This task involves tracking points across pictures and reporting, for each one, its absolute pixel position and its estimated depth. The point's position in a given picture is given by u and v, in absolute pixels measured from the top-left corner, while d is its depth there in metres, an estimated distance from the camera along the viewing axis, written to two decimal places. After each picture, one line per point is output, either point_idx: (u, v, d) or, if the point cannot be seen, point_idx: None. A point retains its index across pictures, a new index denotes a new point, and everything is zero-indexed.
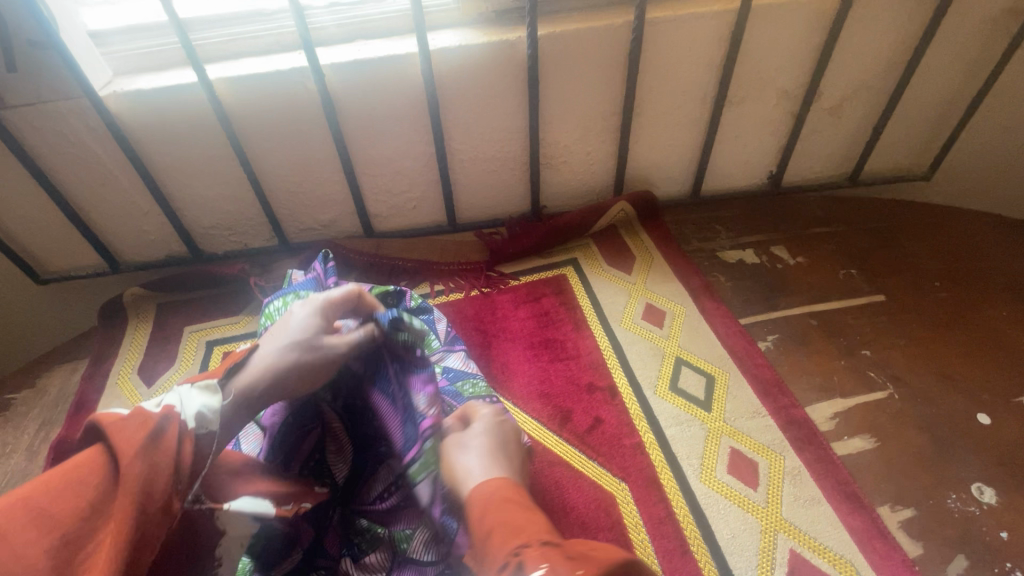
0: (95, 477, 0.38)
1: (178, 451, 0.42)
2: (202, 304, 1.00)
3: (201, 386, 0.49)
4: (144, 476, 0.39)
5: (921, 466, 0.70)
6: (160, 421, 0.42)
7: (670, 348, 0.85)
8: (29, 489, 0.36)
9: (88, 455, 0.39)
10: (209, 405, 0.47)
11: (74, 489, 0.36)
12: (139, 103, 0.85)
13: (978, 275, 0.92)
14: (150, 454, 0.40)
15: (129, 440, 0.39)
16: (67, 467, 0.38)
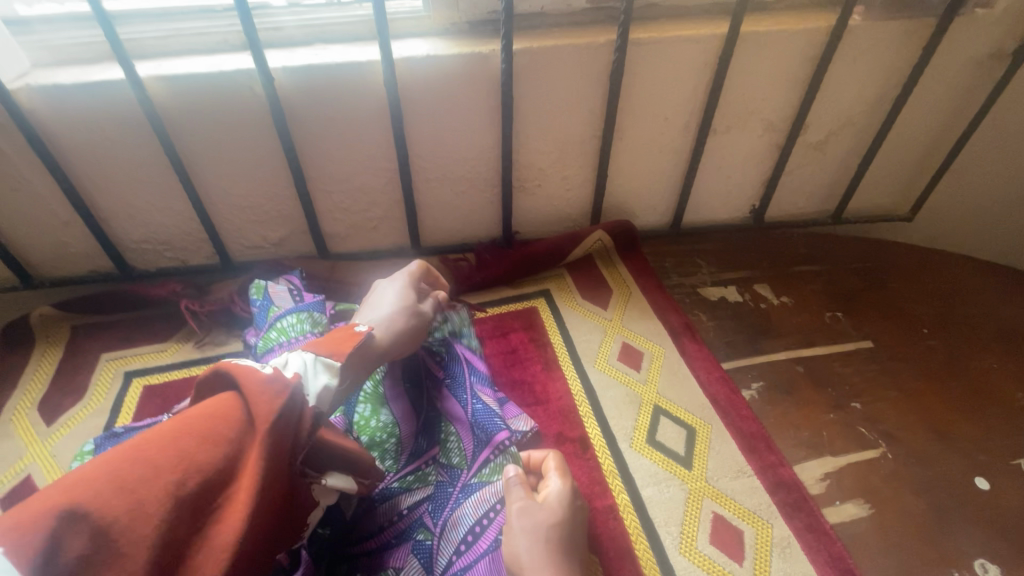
0: (227, 432, 0.37)
1: (298, 428, 0.41)
2: (124, 329, 0.88)
3: (325, 362, 0.49)
4: (271, 450, 0.37)
5: (918, 539, 0.63)
6: (290, 395, 0.40)
7: (648, 394, 0.77)
8: (177, 428, 0.36)
9: (226, 400, 0.39)
10: (330, 382, 0.48)
11: (206, 442, 0.36)
12: (56, 100, 0.74)
13: (967, 323, 0.87)
14: (279, 420, 0.38)
15: (262, 405, 0.38)
16: (204, 412, 0.37)
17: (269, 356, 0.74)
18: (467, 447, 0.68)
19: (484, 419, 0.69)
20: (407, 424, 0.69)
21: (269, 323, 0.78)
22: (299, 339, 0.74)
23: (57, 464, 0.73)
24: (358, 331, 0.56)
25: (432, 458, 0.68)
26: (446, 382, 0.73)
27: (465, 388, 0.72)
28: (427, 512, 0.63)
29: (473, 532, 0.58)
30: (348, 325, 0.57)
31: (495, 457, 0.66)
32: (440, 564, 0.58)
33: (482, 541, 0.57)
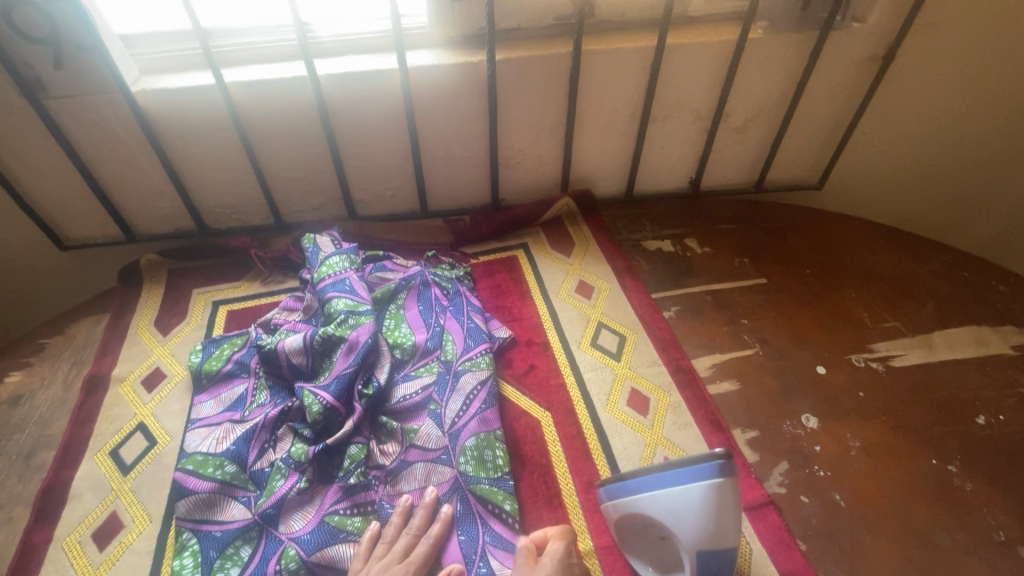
0: None
1: None
2: (209, 271, 1.17)
3: None
4: None
5: (769, 403, 0.92)
6: None
7: (595, 314, 1.07)
8: None
9: None
10: None
11: None
12: (163, 99, 1.02)
13: (841, 265, 1.16)
14: None
15: None
16: None
17: (323, 283, 1.00)
18: (459, 347, 0.97)
19: (475, 333, 0.99)
20: (420, 334, 0.98)
21: (319, 262, 1.05)
22: (342, 272, 1.02)
23: (176, 359, 1.02)
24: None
25: (436, 356, 0.96)
26: (449, 306, 1.04)
27: (463, 309, 1.03)
28: (433, 391, 0.91)
29: (468, 399, 0.90)
30: None
31: (479, 355, 0.95)
32: (448, 421, 0.87)
33: (472, 406, 0.89)
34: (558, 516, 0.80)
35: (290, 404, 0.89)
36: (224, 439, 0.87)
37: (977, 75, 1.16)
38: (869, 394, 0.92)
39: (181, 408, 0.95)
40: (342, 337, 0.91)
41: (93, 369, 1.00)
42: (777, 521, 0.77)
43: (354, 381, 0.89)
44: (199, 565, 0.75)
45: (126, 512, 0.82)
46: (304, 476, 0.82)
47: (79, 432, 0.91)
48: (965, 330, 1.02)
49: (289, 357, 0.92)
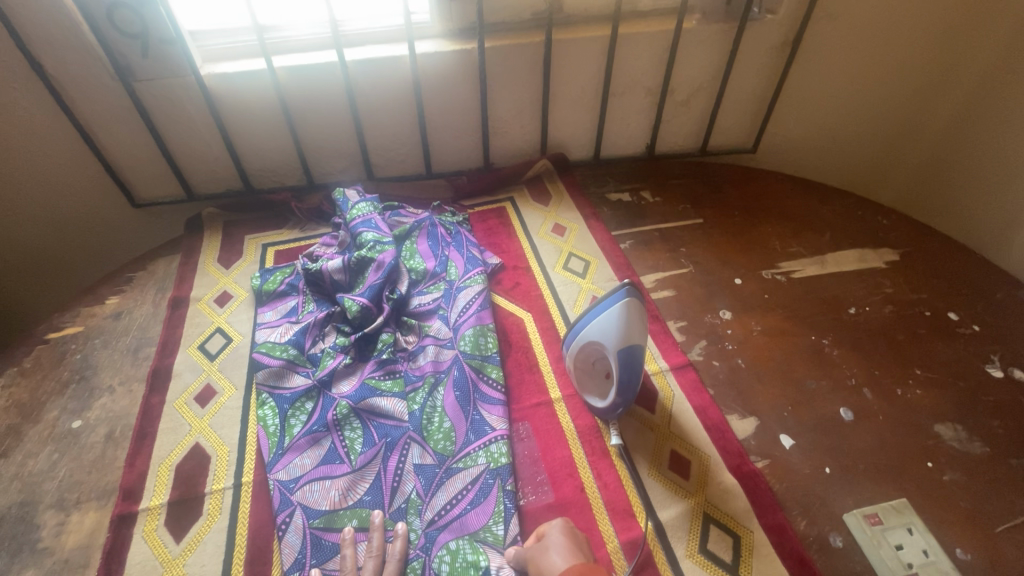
0: None
1: None
2: (257, 222, 1.45)
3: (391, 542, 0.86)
4: None
5: (696, 303, 1.22)
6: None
7: (566, 246, 1.36)
8: None
9: None
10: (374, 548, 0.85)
11: None
12: (225, 81, 1.30)
13: (763, 208, 1.46)
14: None
15: None
16: None
17: (355, 222, 1.28)
18: (460, 268, 1.26)
19: (473, 260, 1.28)
20: (430, 260, 1.27)
21: (349, 207, 1.33)
22: (367, 214, 1.30)
23: (239, 285, 1.30)
24: None
25: (443, 275, 1.25)
26: (452, 241, 1.32)
27: (463, 242, 1.32)
28: (442, 299, 1.20)
29: (468, 303, 1.19)
30: None
31: (473, 276, 1.23)
32: (453, 318, 1.16)
33: (471, 307, 1.18)
34: (535, 378, 1.10)
35: (333, 308, 1.18)
36: (286, 333, 1.16)
37: (867, 56, 1.46)
38: (772, 295, 1.23)
39: (248, 317, 1.23)
40: (371, 258, 1.20)
41: (175, 292, 1.28)
42: (694, 376, 1.07)
43: (380, 291, 1.18)
44: (276, 413, 1.04)
45: (217, 383, 1.10)
46: (348, 355, 1.11)
47: (172, 334, 1.19)
48: (852, 251, 1.32)
49: (331, 275, 1.20)
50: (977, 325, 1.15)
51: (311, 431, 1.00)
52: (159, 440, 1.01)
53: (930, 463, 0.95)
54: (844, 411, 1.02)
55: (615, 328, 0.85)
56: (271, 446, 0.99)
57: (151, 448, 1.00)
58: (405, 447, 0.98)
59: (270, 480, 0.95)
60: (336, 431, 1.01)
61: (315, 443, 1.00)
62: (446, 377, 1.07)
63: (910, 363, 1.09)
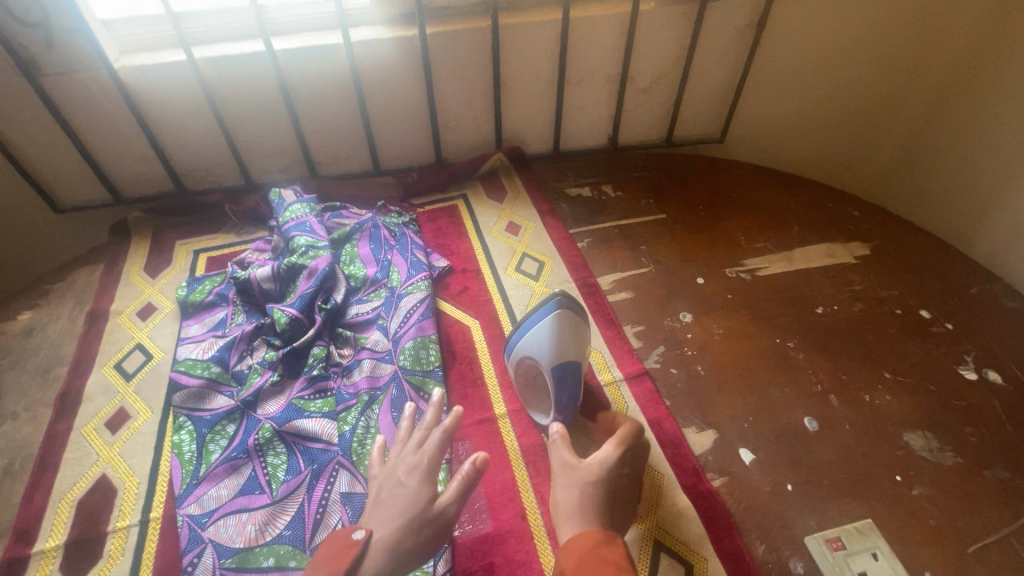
0: None
1: None
2: (188, 226, 1.35)
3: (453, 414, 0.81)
4: None
5: (655, 305, 1.14)
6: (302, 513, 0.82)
7: (520, 246, 1.28)
8: None
9: None
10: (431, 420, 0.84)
11: None
12: (142, 74, 1.19)
13: (729, 201, 1.38)
14: None
15: None
16: None
17: (288, 225, 1.18)
18: (403, 274, 1.16)
19: (417, 264, 1.18)
20: (371, 266, 1.18)
21: (283, 209, 1.23)
22: (302, 216, 1.19)
23: (165, 295, 1.20)
24: (355, 542, 0.71)
25: (384, 282, 1.16)
26: (396, 245, 1.23)
27: (408, 244, 1.23)
28: (381, 308, 1.11)
29: (410, 312, 1.10)
30: (348, 533, 0.72)
31: (417, 282, 1.14)
32: (392, 329, 1.07)
33: (413, 317, 1.09)
34: (480, 392, 1.02)
35: (263, 320, 1.08)
36: (209, 348, 1.06)
37: (837, 36, 1.38)
38: (736, 295, 1.15)
39: (171, 331, 1.13)
40: (303, 265, 1.11)
41: (94, 305, 1.18)
42: (649, 386, 1.00)
43: (313, 301, 1.09)
44: (194, 439, 0.95)
45: (131, 406, 1.01)
46: (276, 372, 1.02)
47: (86, 352, 1.09)
48: (821, 245, 1.25)
49: (260, 284, 1.11)
50: (950, 323, 1.09)
51: (230, 458, 0.92)
52: (61, 472, 0.92)
53: (899, 476, 0.89)
54: (808, 420, 0.95)
55: (546, 343, 0.86)
56: (185, 476, 0.90)
57: (53, 480, 0.91)
58: (333, 474, 0.90)
59: (179, 515, 0.86)
60: (258, 457, 0.92)
61: (234, 471, 0.91)
62: (382, 395, 0.99)
63: (879, 365, 1.03)
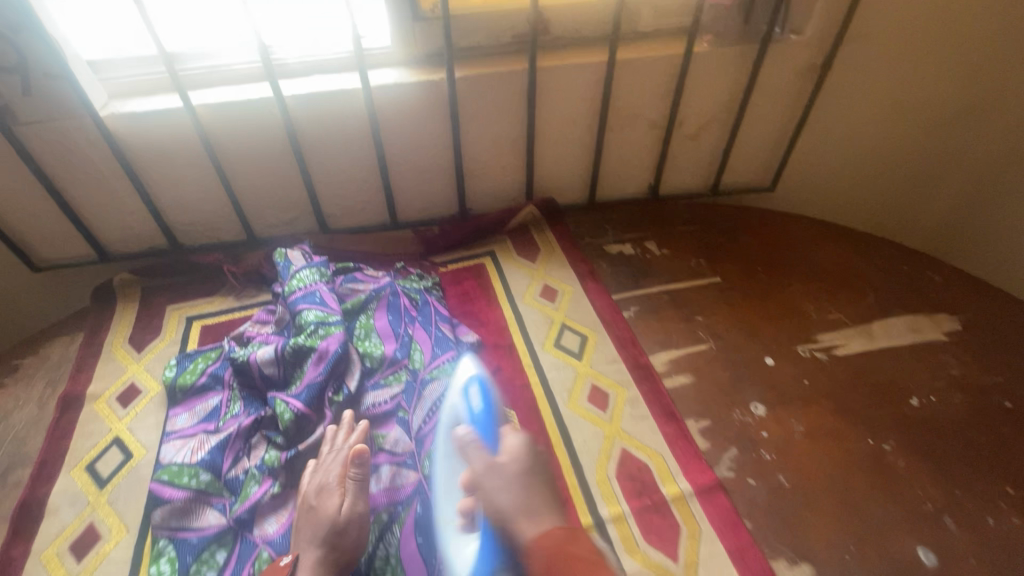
0: None
1: None
2: (182, 288, 1.19)
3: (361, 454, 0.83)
4: None
5: (721, 394, 0.98)
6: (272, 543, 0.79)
7: (558, 316, 1.12)
8: None
9: None
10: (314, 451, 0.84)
11: None
12: (132, 122, 1.05)
13: (791, 262, 1.22)
14: None
15: None
16: None
17: (294, 296, 1.02)
18: (426, 355, 1.00)
19: (442, 342, 1.02)
20: (388, 342, 1.02)
21: (290, 275, 1.07)
22: (313, 285, 1.04)
23: (151, 375, 1.04)
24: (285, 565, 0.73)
25: (404, 363, 0.99)
26: (418, 316, 1.07)
27: (432, 315, 1.07)
28: (401, 397, 0.95)
29: (435, 403, 0.93)
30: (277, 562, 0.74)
31: (444, 364, 0.98)
32: (414, 426, 0.92)
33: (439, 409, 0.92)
34: None
35: (263, 413, 0.93)
36: (199, 448, 0.89)
37: (903, 79, 1.24)
38: (813, 382, 0.99)
39: (156, 421, 0.97)
40: (311, 347, 0.95)
41: (67, 388, 1.02)
42: (726, 503, 0.83)
43: (323, 389, 0.94)
44: (175, 571, 0.79)
45: (103, 523, 0.85)
46: (277, 481, 0.86)
47: (55, 449, 0.93)
48: (904, 318, 1.09)
49: (261, 369, 0.96)
50: None
51: None
52: None
53: None
54: (924, 552, 0.79)
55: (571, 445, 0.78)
56: None
57: None
58: None
59: None
60: None
61: None
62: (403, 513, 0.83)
63: (998, 477, 0.86)
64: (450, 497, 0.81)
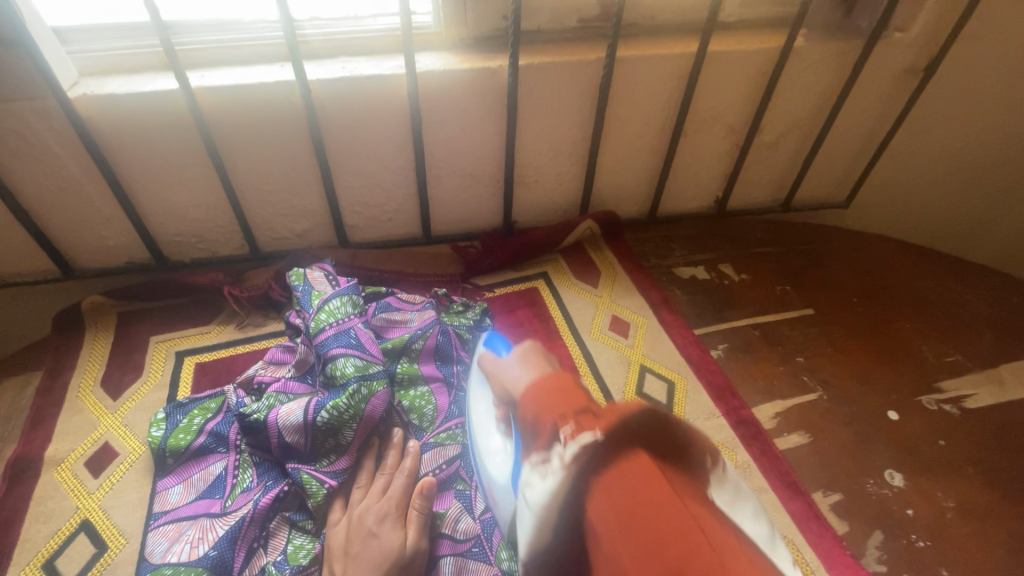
0: None
1: None
2: (169, 314, 0.96)
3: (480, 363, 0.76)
4: None
5: (846, 458, 0.81)
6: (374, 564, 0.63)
7: (635, 356, 0.94)
8: None
9: None
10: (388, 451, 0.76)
11: None
12: (112, 107, 0.82)
13: (891, 293, 1.07)
14: None
15: None
16: None
17: (323, 335, 0.83)
18: None
19: None
20: (442, 395, 0.84)
21: (316, 305, 0.87)
22: (347, 320, 0.84)
23: (131, 431, 0.82)
24: None
25: (461, 422, 0.81)
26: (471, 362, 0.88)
27: None
28: (460, 466, 0.77)
29: None
30: None
31: None
32: (479, 506, 0.73)
33: None
34: None
35: (284, 489, 0.72)
36: (201, 541, 0.68)
37: (986, 121, 1.12)
38: (951, 443, 0.83)
39: (139, 498, 0.75)
40: (354, 415, 0.74)
41: (18, 451, 0.78)
42: None
43: (360, 459, 0.76)
44: None
45: None
46: None
47: (3, 540, 0.70)
48: None
49: (282, 435, 0.74)
50: None
51: None
52: None
53: None
54: None
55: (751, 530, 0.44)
56: None
57: None
58: None
59: None
60: None
61: None
62: None
63: None
64: (485, 434, 0.69)
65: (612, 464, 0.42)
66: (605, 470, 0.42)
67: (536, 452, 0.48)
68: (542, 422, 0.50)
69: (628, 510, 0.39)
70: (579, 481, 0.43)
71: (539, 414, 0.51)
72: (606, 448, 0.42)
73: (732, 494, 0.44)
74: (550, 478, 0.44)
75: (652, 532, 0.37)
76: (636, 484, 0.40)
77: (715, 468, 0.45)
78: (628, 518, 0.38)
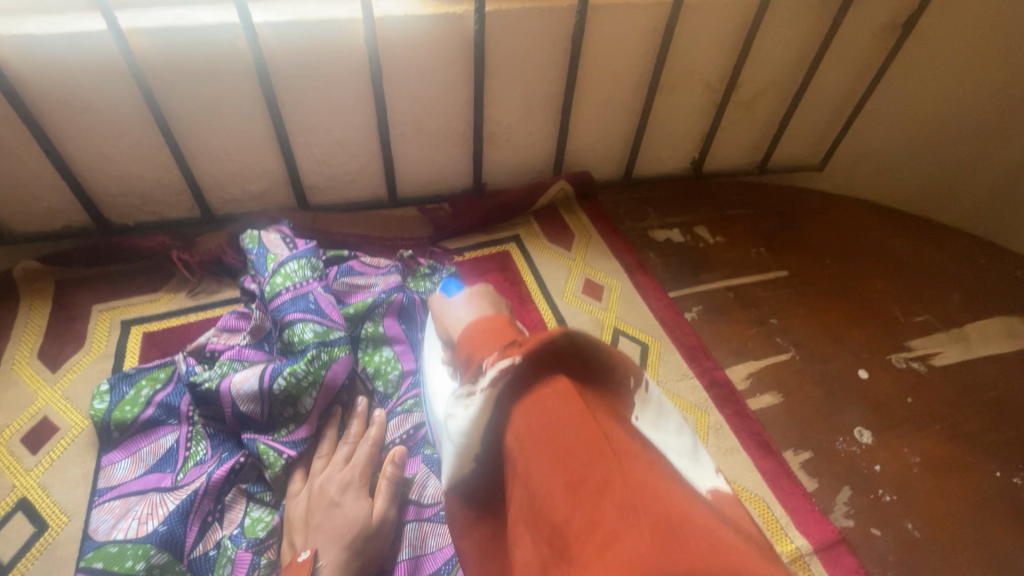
0: None
1: None
2: (113, 281, 0.90)
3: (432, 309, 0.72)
4: None
5: (817, 417, 0.81)
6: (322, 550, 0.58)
7: (609, 319, 0.92)
8: None
9: None
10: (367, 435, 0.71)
11: None
12: (32, 49, 0.73)
13: (863, 254, 1.06)
14: None
15: None
16: None
17: (280, 300, 0.78)
18: None
19: None
20: (407, 359, 0.80)
21: (272, 268, 0.82)
22: (306, 284, 0.79)
23: (72, 405, 0.76)
24: (303, 560, 0.57)
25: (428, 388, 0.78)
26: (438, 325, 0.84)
27: None
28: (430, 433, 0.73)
29: None
30: (293, 559, 0.58)
31: None
32: None
33: None
34: None
35: (240, 461, 0.68)
36: (150, 516, 0.64)
37: (959, 81, 1.11)
38: (919, 400, 0.84)
39: (83, 474, 0.71)
40: (313, 381, 0.71)
41: None
42: (852, 562, 0.68)
43: (322, 429, 0.72)
44: None
45: None
46: (266, 556, 0.64)
47: None
48: (996, 321, 0.96)
49: (236, 404, 0.70)
50: None
51: None
52: None
53: None
54: None
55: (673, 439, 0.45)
56: None
57: None
58: None
59: None
60: None
61: None
62: None
63: None
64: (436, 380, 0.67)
65: (533, 375, 0.41)
66: (525, 395, 0.40)
67: (461, 383, 0.44)
68: (473, 356, 0.47)
69: (552, 437, 0.37)
70: (500, 400, 0.41)
71: (469, 350, 0.48)
72: (529, 374, 0.41)
73: (654, 413, 0.45)
74: (472, 406, 0.41)
75: (569, 450, 0.36)
76: (553, 404, 0.39)
77: (637, 387, 0.45)
78: (548, 444, 0.37)
